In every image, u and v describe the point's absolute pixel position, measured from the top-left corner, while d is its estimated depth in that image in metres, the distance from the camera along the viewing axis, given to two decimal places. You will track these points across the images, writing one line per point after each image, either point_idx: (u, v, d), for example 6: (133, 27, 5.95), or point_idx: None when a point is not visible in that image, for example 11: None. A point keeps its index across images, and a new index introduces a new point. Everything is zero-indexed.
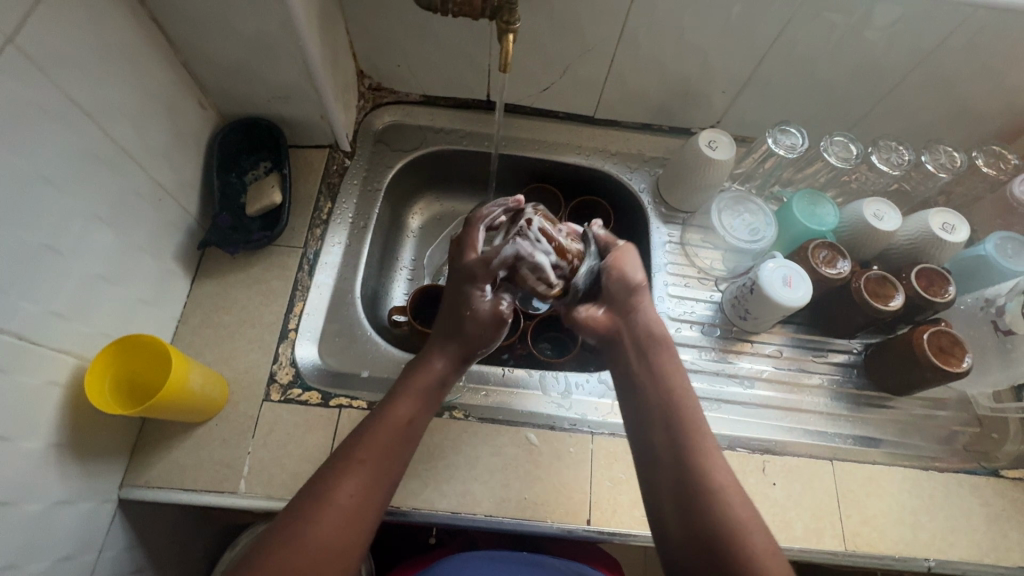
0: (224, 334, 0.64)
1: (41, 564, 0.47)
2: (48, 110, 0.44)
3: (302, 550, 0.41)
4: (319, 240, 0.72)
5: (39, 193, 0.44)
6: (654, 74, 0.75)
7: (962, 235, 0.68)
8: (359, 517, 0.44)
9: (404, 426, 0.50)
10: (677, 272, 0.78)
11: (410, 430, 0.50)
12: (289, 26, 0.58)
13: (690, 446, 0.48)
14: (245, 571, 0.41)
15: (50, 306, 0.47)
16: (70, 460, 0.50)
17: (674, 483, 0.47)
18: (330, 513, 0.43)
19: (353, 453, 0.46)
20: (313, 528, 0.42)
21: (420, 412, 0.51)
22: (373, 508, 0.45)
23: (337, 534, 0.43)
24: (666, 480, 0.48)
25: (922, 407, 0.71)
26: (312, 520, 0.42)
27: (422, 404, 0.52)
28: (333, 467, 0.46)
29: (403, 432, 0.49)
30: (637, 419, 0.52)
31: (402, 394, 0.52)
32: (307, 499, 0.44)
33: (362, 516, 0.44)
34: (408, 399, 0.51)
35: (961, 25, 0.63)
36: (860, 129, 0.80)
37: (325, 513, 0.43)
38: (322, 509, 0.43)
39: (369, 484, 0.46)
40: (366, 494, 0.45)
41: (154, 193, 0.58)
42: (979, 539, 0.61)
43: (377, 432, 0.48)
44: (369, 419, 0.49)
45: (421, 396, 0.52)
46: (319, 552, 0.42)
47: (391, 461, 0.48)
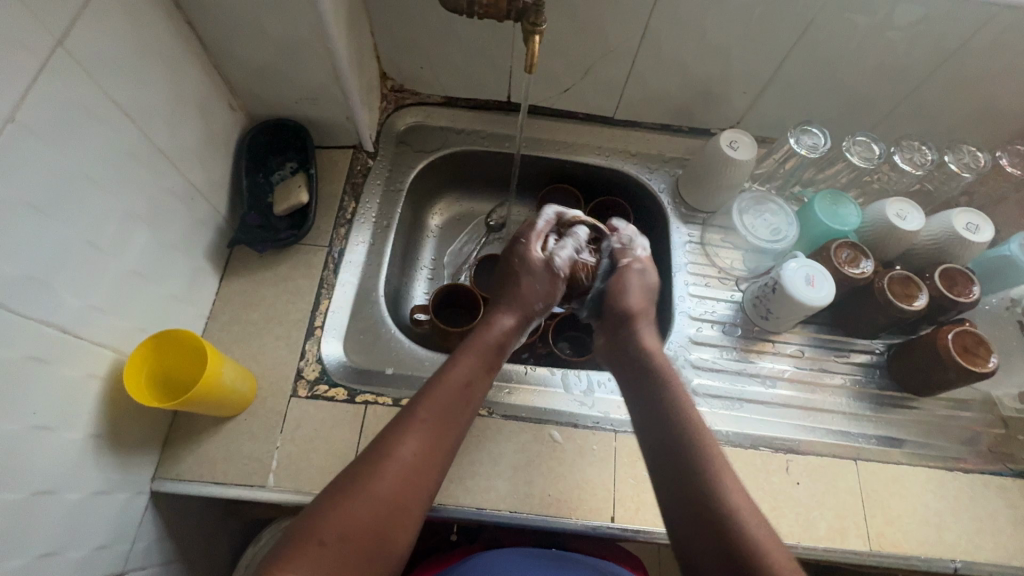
0: (252, 331, 0.65)
1: (79, 553, 0.48)
2: (92, 110, 0.45)
3: (367, 504, 0.41)
4: (344, 239, 0.73)
5: (82, 191, 0.46)
6: (674, 75, 0.76)
7: (987, 235, 0.68)
8: (419, 479, 0.44)
9: (465, 387, 0.51)
10: (697, 272, 0.78)
11: (470, 391, 0.51)
12: (319, 29, 0.59)
13: (699, 452, 0.48)
14: (297, 527, 0.41)
15: (90, 301, 0.48)
16: (107, 452, 0.51)
17: (680, 485, 0.46)
18: (394, 468, 0.44)
19: (415, 411, 0.47)
20: (380, 486, 0.42)
21: (479, 375, 0.52)
22: (433, 468, 0.46)
23: (400, 490, 0.43)
24: (675, 483, 0.47)
25: (946, 408, 0.71)
26: (376, 475, 0.43)
27: (481, 368, 0.53)
28: (395, 424, 0.46)
29: (463, 393, 0.50)
30: (651, 416, 0.52)
31: (462, 356, 0.53)
32: (368, 458, 0.44)
33: (424, 473, 0.45)
34: (467, 362, 0.52)
35: (986, 25, 0.63)
36: (881, 129, 0.80)
37: (388, 469, 0.43)
38: (387, 463, 0.44)
39: (431, 441, 0.46)
40: (429, 451, 0.46)
41: (186, 191, 0.59)
42: (1006, 541, 0.60)
43: (438, 392, 0.49)
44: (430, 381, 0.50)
45: (480, 357, 0.53)
46: (382, 508, 0.42)
47: (452, 419, 0.48)
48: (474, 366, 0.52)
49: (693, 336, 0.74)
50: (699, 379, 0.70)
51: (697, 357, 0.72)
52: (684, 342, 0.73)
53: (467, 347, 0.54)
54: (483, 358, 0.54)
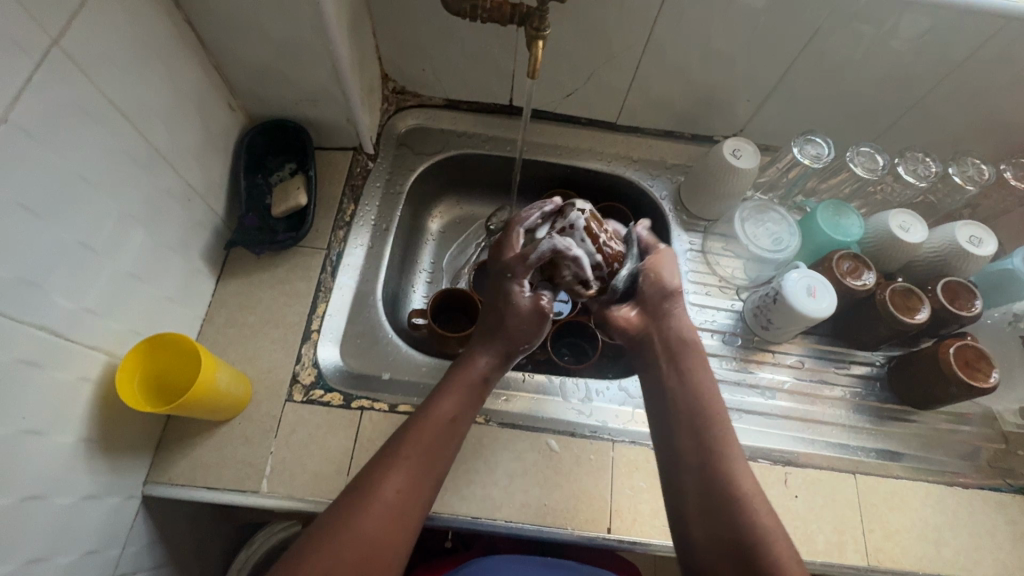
0: (248, 334, 0.64)
1: (68, 558, 0.47)
2: (88, 110, 0.45)
3: (349, 544, 0.42)
4: (342, 242, 0.72)
5: (76, 192, 0.45)
6: (678, 81, 0.75)
7: (990, 249, 0.67)
8: (402, 513, 0.45)
9: (449, 424, 0.50)
10: (697, 280, 0.78)
11: (453, 430, 0.50)
12: (320, 30, 0.59)
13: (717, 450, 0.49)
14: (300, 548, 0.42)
15: (83, 303, 0.47)
16: (99, 456, 0.50)
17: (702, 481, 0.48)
18: (377, 509, 0.44)
19: (401, 448, 0.47)
20: (365, 519, 0.43)
21: (464, 411, 0.52)
22: (415, 508, 0.46)
23: (382, 530, 0.43)
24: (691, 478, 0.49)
25: (946, 422, 0.70)
26: (359, 516, 0.43)
27: (465, 403, 0.52)
28: (378, 462, 0.47)
29: (446, 431, 0.50)
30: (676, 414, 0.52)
31: (447, 392, 0.52)
32: (353, 496, 0.44)
33: (404, 514, 0.45)
34: (450, 397, 0.52)
35: (992, 37, 0.62)
36: (885, 139, 0.80)
37: (370, 509, 0.43)
38: (371, 503, 0.44)
39: (414, 481, 0.46)
40: (412, 491, 0.46)
41: (184, 192, 0.59)
42: (1005, 558, 0.60)
43: (421, 432, 0.49)
44: (417, 416, 0.50)
45: (462, 393, 0.52)
46: (365, 548, 0.42)
47: (437, 458, 0.48)
48: (458, 401, 0.52)
49: None
50: None
51: None
52: None
53: (453, 381, 0.53)
54: (466, 393, 0.53)
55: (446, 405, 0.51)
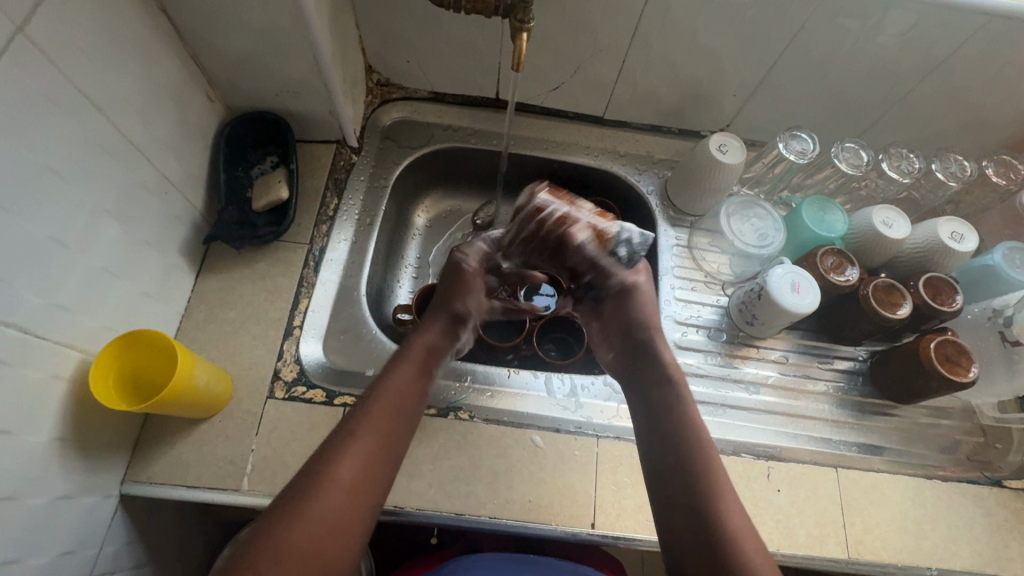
0: (228, 330, 0.63)
1: (41, 560, 0.46)
2: (56, 101, 0.43)
3: (305, 526, 0.40)
4: (326, 237, 0.71)
5: (45, 186, 0.44)
6: (665, 76, 0.75)
7: (971, 245, 0.68)
8: (358, 494, 0.43)
9: (401, 400, 0.50)
10: (683, 276, 0.78)
11: (405, 402, 0.50)
12: (300, 20, 0.57)
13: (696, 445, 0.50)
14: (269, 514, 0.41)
15: (55, 299, 0.46)
16: (73, 455, 0.49)
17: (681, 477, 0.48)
18: (335, 488, 0.42)
19: (353, 431, 0.46)
20: (316, 505, 0.41)
21: (416, 386, 0.52)
22: (374, 485, 0.45)
23: (338, 511, 0.42)
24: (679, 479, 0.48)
25: (927, 416, 0.71)
26: (315, 497, 0.41)
27: (420, 379, 0.53)
28: (332, 444, 0.45)
29: (401, 407, 0.50)
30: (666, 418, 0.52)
31: (397, 366, 0.52)
32: (308, 477, 0.43)
33: (363, 494, 0.44)
34: (405, 372, 0.52)
35: (976, 34, 0.63)
36: (870, 135, 0.80)
37: (327, 492, 0.42)
38: (327, 484, 0.42)
39: (371, 461, 0.45)
40: (369, 469, 0.45)
41: (160, 185, 0.57)
42: (982, 548, 0.61)
43: (376, 409, 0.48)
44: (367, 398, 0.49)
45: (416, 370, 0.53)
46: (320, 531, 0.40)
47: (389, 432, 0.47)
48: (413, 377, 0.52)
49: (678, 340, 0.73)
50: None
51: (682, 362, 0.72)
52: (668, 346, 0.73)
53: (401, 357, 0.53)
54: (419, 370, 0.53)
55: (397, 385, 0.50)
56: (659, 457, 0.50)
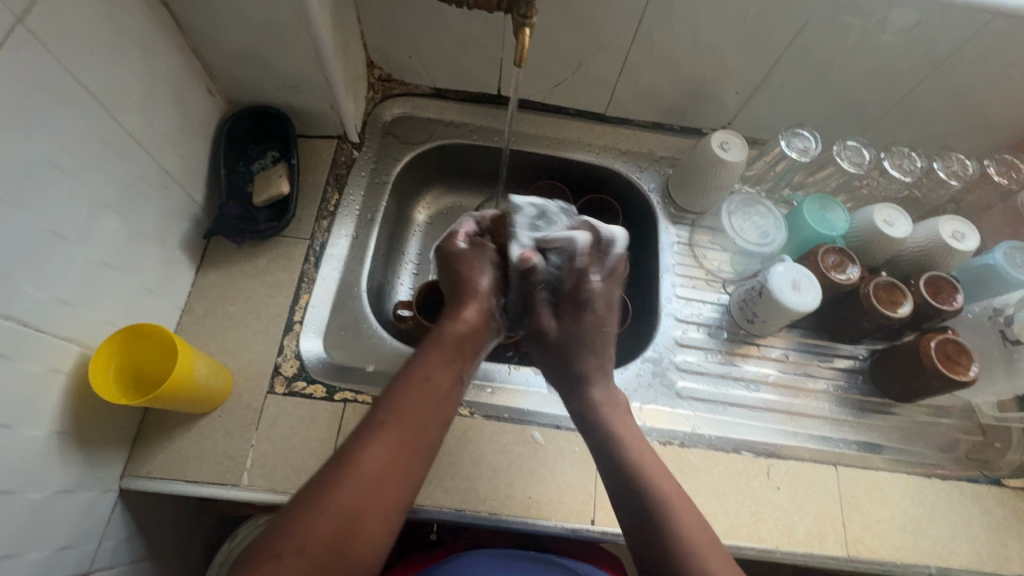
0: (229, 326, 0.63)
1: (41, 554, 0.46)
2: (56, 93, 0.43)
3: (325, 515, 0.40)
4: (326, 232, 0.71)
5: (45, 179, 0.43)
6: (667, 73, 0.75)
7: (972, 244, 0.68)
8: (385, 482, 0.43)
9: (435, 389, 0.49)
10: (684, 274, 0.78)
11: (440, 393, 0.49)
12: (302, 14, 0.57)
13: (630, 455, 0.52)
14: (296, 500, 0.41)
15: (55, 293, 0.46)
16: (72, 449, 0.49)
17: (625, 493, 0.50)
18: (358, 477, 0.42)
19: (384, 419, 0.45)
20: (342, 490, 0.41)
21: (446, 372, 0.51)
22: (404, 474, 0.44)
23: (361, 499, 0.41)
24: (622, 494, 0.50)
25: (926, 415, 0.71)
26: (338, 487, 0.41)
27: (451, 364, 0.52)
28: (360, 433, 0.44)
29: (435, 394, 0.49)
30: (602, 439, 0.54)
31: (425, 353, 0.52)
32: (333, 469, 0.42)
33: (390, 482, 0.43)
34: (435, 360, 0.52)
35: (979, 32, 0.63)
36: (872, 134, 0.80)
37: (349, 480, 0.41)
38: (352, 473, 0.42)
39: (402, 449, 0.45)
40: (399, 459, 0.44)
41: (160, 179, 0.57)
42: (980, 547, 0.61)
43: (409, 398, 0.47)
44: (400, 384, 0.49)
45: (450, 356, 0.53)
46: (343, 518, 0.40)
47: (422, 420, 0.47)
48: (444, 363, 0.52)
49: (678, 337, 0.73)
50: (684, 381, 0.70)
51: (682, 360, 0.72)
52: (669, 343, 0.73)
53: (432, 348, 0.53)
54: (453, 354, 0.53)
55: (430, 372, 0.50)
56: (611, 473, 0.51)
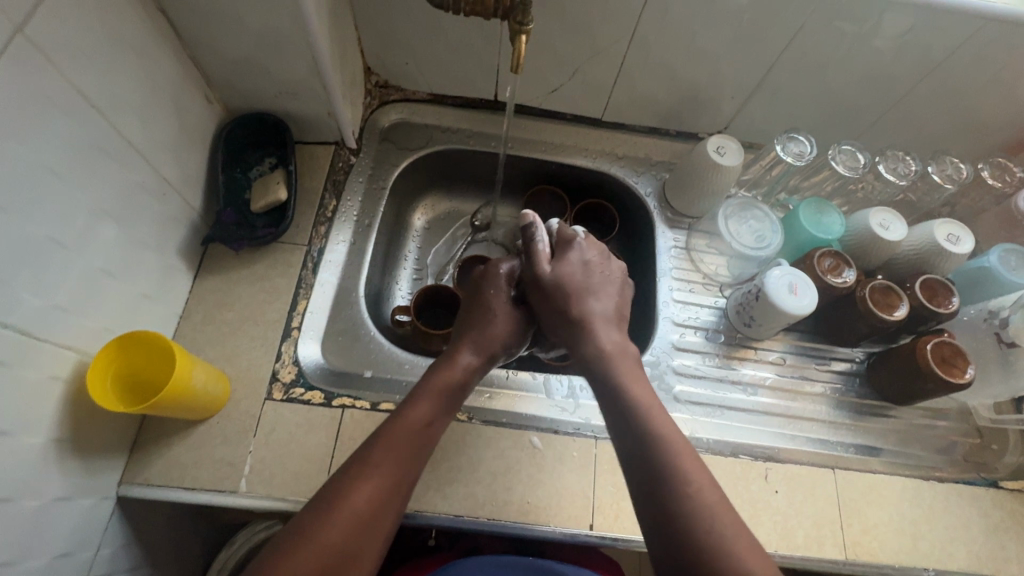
0: (226, 332, 0.63)
1: (39, 561, 0.46)
2: (55, 102, 0.43)
3: (315, 554, 0.40)
4: (324, 238, 0.71)
5: (44, 186, 0.44)
6: (662, 78, 0.75)
7: (968, 247, 0.68)
8: (370, 523, 0.43)
9: (426, 429, 0.49)
10: (681, 277, 0.78)
11: (430, 432, 0.49)
12: (300, 22, 0.57)
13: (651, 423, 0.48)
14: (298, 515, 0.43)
15: (54, 300, 0.46)
16: (70, 456, 0.49)
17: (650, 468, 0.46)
18: (345, 518, 0.42)
19: (374, 455, 0.45)
20: (329, 529, 0.41)
21: (438, 416, 0.50)
22: (388, 516, 0.44)
23: (348, 540, 0.41)
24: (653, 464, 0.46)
25: (923, 417, 0.71)
26: (325, 526, 0.41)
27: (442, 405, 0.51)
28: (348, 470, 0.45)
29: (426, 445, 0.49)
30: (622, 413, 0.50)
31: (422, 394, 0.51)
32: (321, 501, 0.43)
33: (376, 524, 0.43)
34: (428, 399, 0.51)
35: (973, 36, 0.63)
36: (868, 137, 0.80)
37: (334, 520, 0.41)
38: (336, 514, 0.42)
39: (383, 491, 0.44)
40: (385, 498, 0.44)
41: (159, 186, 0.57)
42: (978, 549, 0.61)
43: (397, 439, 0.47)
44: (387, 424, 0.48)
45: (443, 399, 0.51)
46: (331, 555, 0.40)
47: (410, 459, 0.47)
48: (434, 403, 0.51)
49: (676, 341, 0.73)
50: (681, 385, 0.70)
51: (680, 364, 0.72)
52: (667, 347, 0.73)
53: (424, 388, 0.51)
54: (448, 399, 0.52)
55: (422, 412, 0.49)
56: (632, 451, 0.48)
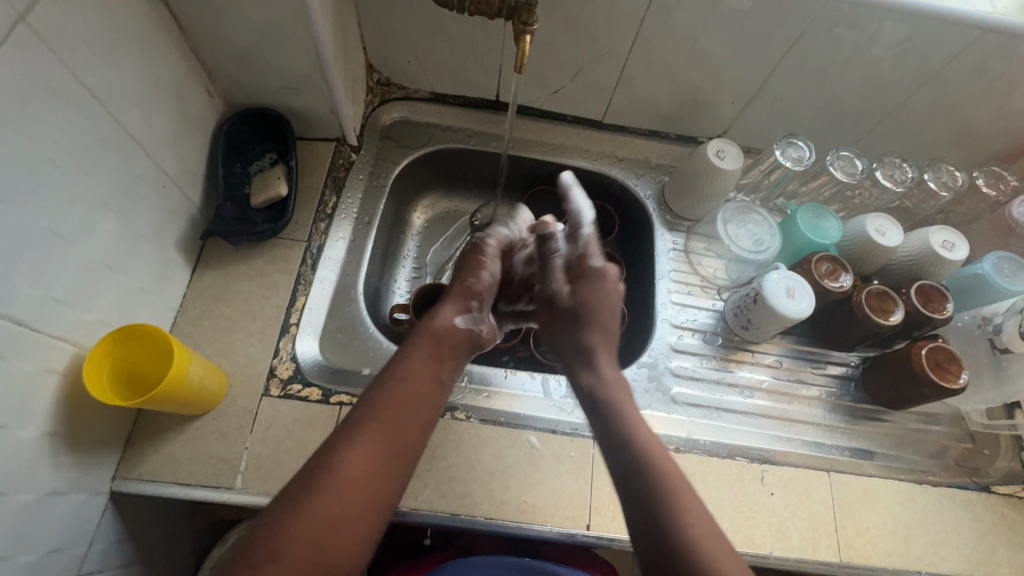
0: (224, 327, 0.63)
1: (31, 556, 0.46)
2: (57, 91, 0.43)
3: (308, 525, 0.39)
4: (324, 234, 0.71)
5: (44, 176, 0.43)
6: (664, 81, 0.75)
7: (962, 254, 0.69)
8: (365, 488, 0.42)
9: (418, 392, 0.48)
10: (680, 280, 0.78)
11: (422, 395, 0.48)
12: (304, 18, 0.57)
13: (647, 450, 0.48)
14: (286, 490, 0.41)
15: (50, 291, 0.46)
16: (64, 450, 0.48)
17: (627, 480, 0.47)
18: (339, 484, 0.41)
19: (368, 416, 0.45)
20: (322, 499, 0.40)
21: (429, 382, 0.50)
22: (386, 481, 0.43)
23: (344, 507, 0.40)
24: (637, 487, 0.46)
25: (917, 422, 0.72)
26: (317, 495, 0.40)
27: (433, 371, 0.51)
28: (341, 436, 0.44)
29: (418, 404, 0.48)
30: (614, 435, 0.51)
31: (412, 357, 0.51)
32: (311, 472, 0.42)
33: (372, 489, 0.42)
34: (417, 364, 0.50)
35: (970, 46, 0.64)
36: (865, 144, 0.81)
37: (329, 486, 0.40)
38: (330, 480, 0.41)
39: (379, 454, 0.43)
40: (379, 462, 0.43)
41: (159, 179, 0.57)
42: (970, 553, 0.62)
43: (388, 402, 0.46)
44: (377, 388, 0.48)
45: (431, 360, 0.52)
46: (324, 523, 0.39)
47: (404, 425, 0.46)
48: (424, 367, 0.50)
49: (673, 343, 0.74)
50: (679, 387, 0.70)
51: (677, 366, 0.72)
52: (664, 349, 0.73)
53: (416, 356, 0.51)
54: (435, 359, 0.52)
55: (411, 373, 0.49)
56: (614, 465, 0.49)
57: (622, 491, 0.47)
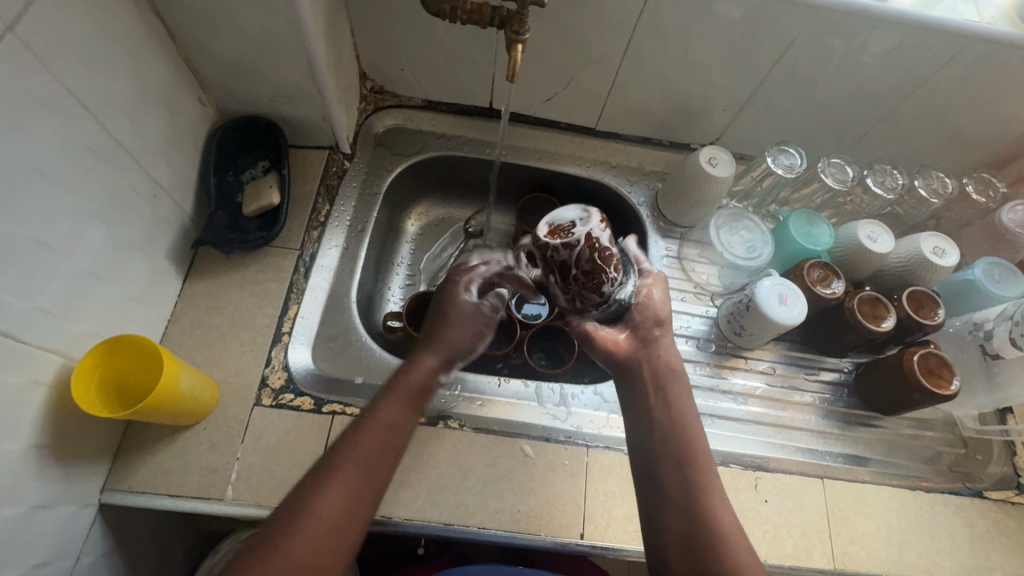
0: (215, 337, 0.62)
1: (17, 571, 0.45)
2: (45, 102, 0.43)
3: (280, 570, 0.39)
4: (316, 242, 0.71)
5: (32, 187, 0.43)
6: (656, 89, 0.76)
7: (952, 260, 0.70)
8: (339, 531, 0.42)
9: (392, 432, 0.48)
10: (673, 286, 0.78)
11: (395, 436, 0.48)
12: (296, 27, 0.57)
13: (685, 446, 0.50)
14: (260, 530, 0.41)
15: (38, 303, 0.45)
16: (51, 463, 0.48)
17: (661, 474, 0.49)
18: (313, 527, 0.41)
19: (342, 457, 0.45)
20: (295, 542, 0.40)
21: (407, 419, 0.50)
22: (358, 524, 0.43)
23: (318, 551, 0.40)
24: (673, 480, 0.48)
25: (910, 427, 0.72)
26: (289, 538, 0.40)
27: (408, 409, 0.50)
28: (315, 478, 0.44)
29: (393, 444, 0.48)
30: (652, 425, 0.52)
31: (389, 396, 0.50)
32: (286, 512, 0.42)
33: (346, 533, 0.42)
34: (393, 403, 0.50)
35: (958, 55, 0.65)
36: (856, 151, 0.82)
37: (301, 530, 0.41)
38: (303, 522, 0.41)
39: (353, 496, 0.44)
40: (353, 504, 0.43)
41: (149, 188, 0.57)
42: (964, 559, 0.62)
43: (364, 443, 0.46)
44: (351, 429, 0.47)
45: (405, 399, 0.51)
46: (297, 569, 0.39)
47: (380, 466, 0.46)
48: (399, 407, 0.50)
49: None
50: None
51: None
52: None
53: (391, 393, 0.51)
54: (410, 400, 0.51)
55: (387, 415, 0.49)
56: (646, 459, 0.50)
57: (647, 478, 0.50)
